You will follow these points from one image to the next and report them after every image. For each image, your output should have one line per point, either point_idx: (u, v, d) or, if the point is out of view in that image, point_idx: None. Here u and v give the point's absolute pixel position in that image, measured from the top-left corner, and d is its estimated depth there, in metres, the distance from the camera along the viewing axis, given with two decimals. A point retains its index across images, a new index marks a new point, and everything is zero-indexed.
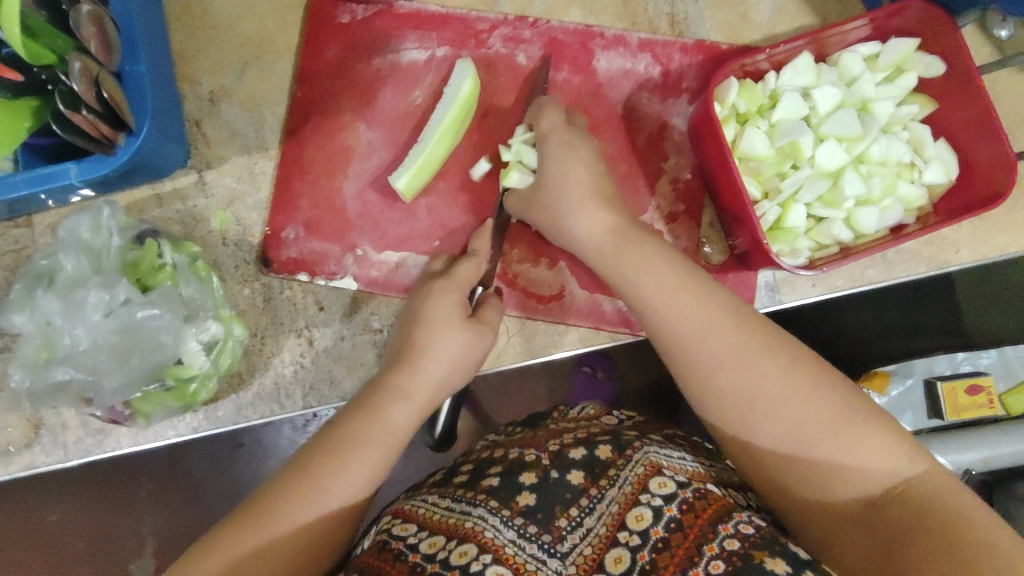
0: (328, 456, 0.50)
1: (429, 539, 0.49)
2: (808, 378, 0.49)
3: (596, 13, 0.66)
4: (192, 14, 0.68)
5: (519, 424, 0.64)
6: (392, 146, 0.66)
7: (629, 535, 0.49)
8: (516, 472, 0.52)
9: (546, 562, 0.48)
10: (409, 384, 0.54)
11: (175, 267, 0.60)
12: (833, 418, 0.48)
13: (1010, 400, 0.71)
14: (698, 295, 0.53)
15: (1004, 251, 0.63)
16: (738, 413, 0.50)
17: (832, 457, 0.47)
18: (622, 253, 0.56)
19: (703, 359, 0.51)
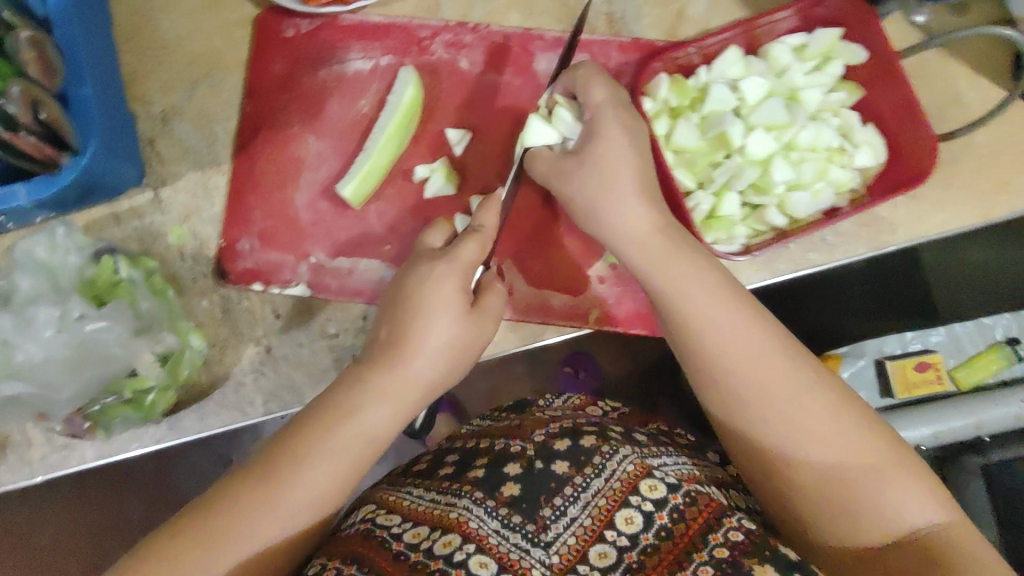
0: (296, 458, 0.49)
1: (413, 529, 0.51)
2: (856, 419, 0.49)
3: (535, 16, 0.68)
4: (141, 36, 0.69)
5: (505, 410, 0.68)
6: (341, 155, 0.68)
7: (617, 535, 0.51)
8: (503, 464, 0.55)
9: (530, 552, 0.50)
10: (395, 388, 0.52)
11: (131, 283, 0.62)
12: (872, 458, 0.48)
13: (960, 375, 0.73)
14: (751, 324, 0.51)
15: (943, 230, 0.64)
16: (787, 446, 0.49)
17: (869, 494, 0.47)
18: (657, 262, 0.54)
19: (753, 383, 0.50)
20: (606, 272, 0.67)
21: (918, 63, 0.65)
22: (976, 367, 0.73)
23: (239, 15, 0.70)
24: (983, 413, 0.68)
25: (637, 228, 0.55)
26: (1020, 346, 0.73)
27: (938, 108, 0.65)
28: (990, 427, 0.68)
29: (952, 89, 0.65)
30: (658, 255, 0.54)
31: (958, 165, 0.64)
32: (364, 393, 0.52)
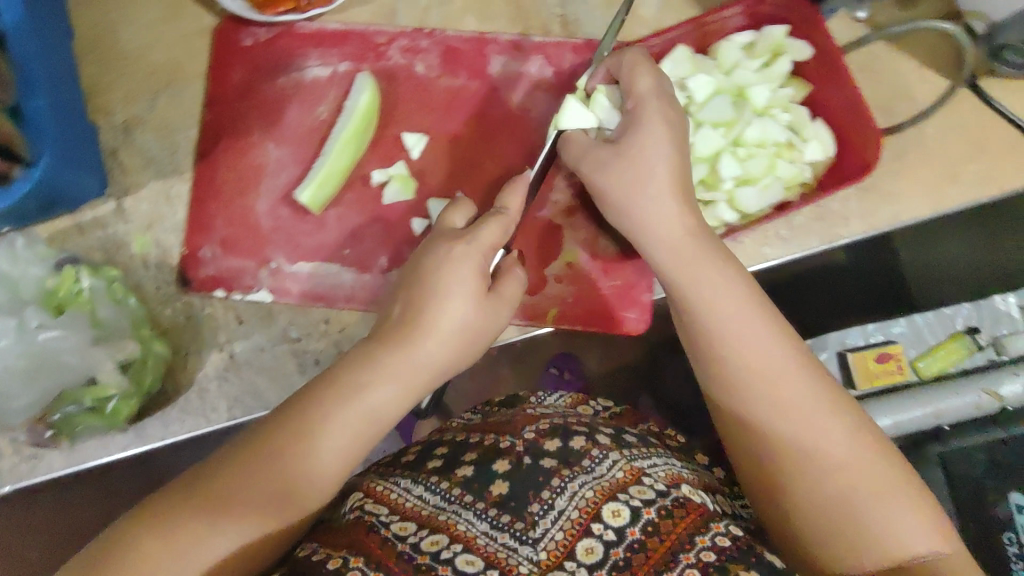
0: (299, 434, 0.49)
1: (400, 523, 0.50)
2: (869, 440, 0.49)
3: (490, 20, 0.69)
4: (103, 48, 0.70)
5: (498, 405, 0.66)
6: (300, 161, 0.68)
7: (603, 528, 0.49)
8: (491, 461, 0.53)
9: (518, 550, 0.48)
10: (405, 367, 0.52)
11: (92, 293, 0.62)
12: (876, 484, 0.48)
13: (921, 365, 0.74)
14: (776, 337, 0.52)
15: (895, 221, 0.64)
16: (800, 460, 0.49)
17: (873, 515, 0.47)
18: (684, 269, 0.55)
19: (773, 393, 0.51)
20: (563, 271, 0.66)
21: (865, 57, 0.66)
22: (939, 356, 0.73)
23: (199, 25, 0.71)
24: (942, 403, 0.69)
25: (671, 230, 0.55)
26: (979, 336, 0.74)
27: (886, 101, 0.65)
28: (950, 417, 0.69)
29: (900, 83, 0.65)
30: (688, 255, 0.55)
31: (906, 157, 0.65)
32: (372, 371, 0.52)
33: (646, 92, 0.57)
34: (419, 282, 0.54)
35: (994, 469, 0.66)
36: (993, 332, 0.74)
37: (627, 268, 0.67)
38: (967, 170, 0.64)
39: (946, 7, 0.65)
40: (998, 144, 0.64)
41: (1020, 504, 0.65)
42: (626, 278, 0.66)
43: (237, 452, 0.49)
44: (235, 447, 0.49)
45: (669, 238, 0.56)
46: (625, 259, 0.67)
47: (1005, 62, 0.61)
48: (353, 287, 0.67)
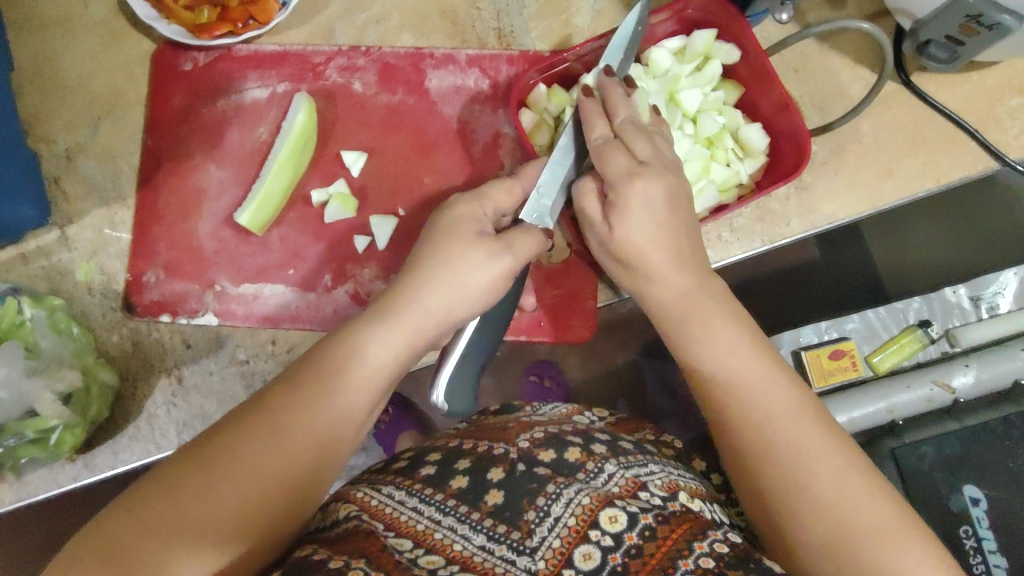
0: (306, 404, 0.47)
1: (395, 538, 0.45)
2: (868, 478, 0.45)
3: (427, 35, 0.70)
4: (44, 76, 0.70)
5: (490, 413, 0.62)
6: (242, 182, 0.69)
7: (601, 534, 0.46)
8: (484, 469, 0.49)
9: (515, 562, 0.45)
10: (408, 319, 0.51)
11: (35, 323, 0.61)
12: (883, 521, 0.43)
13: (876, 360, 0.72)
14: (771, 371, 0.49)
15: (833, 219, 0.65)
16: (799, 494, 0.44)
17: (874, 557, 0.42)
18: (687, 320, 0.51)
19: (768, 434, 0.46)
20: None
21: (798, 57, 0.66)
22: (892, 351, 0.71)
23: (138, 51, 0.71)
24: (894, 397, 0.67)
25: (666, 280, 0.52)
26: (931, 329, 0.72)
27: (821, 100, 0.66)
28: (902, 412, 0.67)
29: (834, 82, 0.66)
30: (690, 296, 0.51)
31: (845, 154, 0.65)
32: (377, 328, 0.50)
33: (620, 174, 0.52)
34: (413, 268, 0.53)
35: (945, 463, 0.66)
36: (946, 325, 0.72)
37: (570, 276, 0.66)
38: (905, 163, 0.65)
39: (875, 6, 0.66)
40: (933, 137, 0.65)
41: (974, 496, 0.65)
42: (571, 286, 0.66)
43: (243, 424, 0.45)
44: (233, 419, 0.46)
45: (665, 296, 0.52)
46: (568, 267, 0.66)
47: (930, 56, 0.62)
48: (298, 307, 0.67)
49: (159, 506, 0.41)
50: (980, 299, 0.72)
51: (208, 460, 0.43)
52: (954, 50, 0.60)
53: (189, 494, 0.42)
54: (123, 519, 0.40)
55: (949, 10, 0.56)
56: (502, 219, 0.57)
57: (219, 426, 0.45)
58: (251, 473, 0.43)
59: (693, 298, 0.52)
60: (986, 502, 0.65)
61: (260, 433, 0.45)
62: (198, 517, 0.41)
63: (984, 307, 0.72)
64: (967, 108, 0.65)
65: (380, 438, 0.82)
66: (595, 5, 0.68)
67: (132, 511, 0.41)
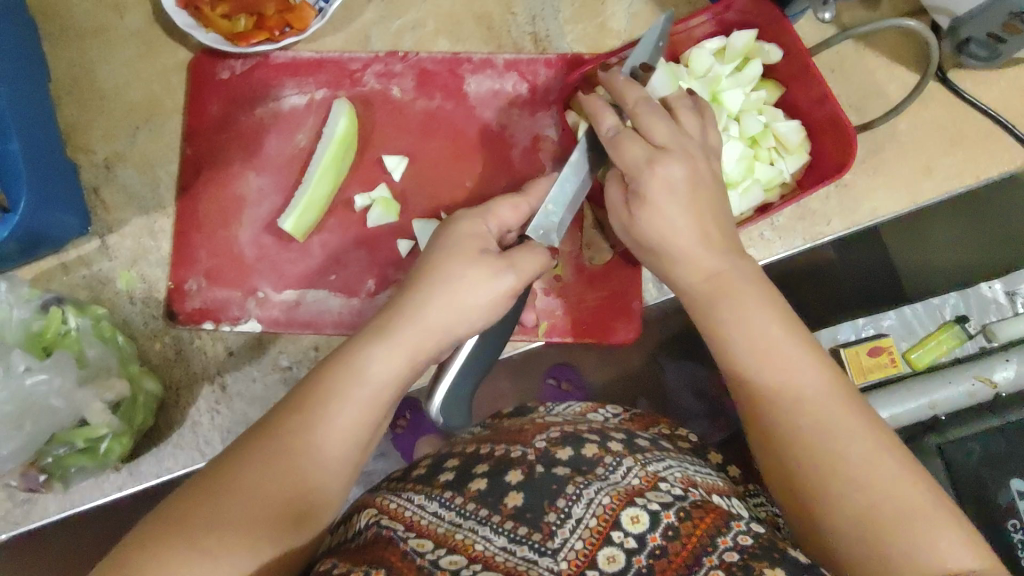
0: (312, 420, 0.46)
1: (416, 539, 0.46)
2: (905, 465, 0.44)
3: (463, 41, 0.70)
4: (81, 87, 0.71)
5: (505, 416, 0.62)
6: (282, 189, 0.69)
7: (624, 535, 0.46)
8: (502, 471, 0.49)
9: (538, 562, 0.44)
10: (412, 337, 0.50)
11: (80, 332, 0.61)
12: (915, 507, 0.43)
13: (913, 357, 0.72)
14: (802, 353, 0.48)
15: (873, 217, 0.66)
16: (834, 474, 0.44)
17: (916, 542, 0.42)
18: (715, 301, 0.51)
19: (808, 412, 0.46)
20: (550, 285, 0.66)
21: (836, 58, 0.67)
22: (929, 348, 0.71)
23: (175, 60, 0.71)
24: (936, 394, 0.67)
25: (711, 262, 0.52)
26: (968, 324, 0.72)
27: (858, 99, 0.66)
28: (945, 407, 0.67)
29: (871, 82, 0.66)
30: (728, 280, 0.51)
31: (883, 153, 0.66)
32: (378, 347, 0.49)
33: (639, 165, 0.52)
34: (422, 275, 0.52)
35: (990, 460, 0.66)
36: (982, 321, 0.72)
37: (613, 278, 0.66)
38: (943, 162, 0.65)
39: (910, 6, 0.66)
40: (971, 134, 0.65)
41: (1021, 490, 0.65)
42: (614, 288, 0.66)
43: (249, 444, 0.45)
44: (244, 438, 0.46)
45: (693, 280, 0.52)
46: (611, 268, 0.66)
47: (970, 54, 0.63)
48: (344, 312, 0.67)
49: (171, 522, 0.41)
50: (1016, 294, 0.72)
51: (217, 478, 0.43)
52: (993, 49, 0.61)
53: (199, 513, 0.42)
54: (139, 538, 0.41)
55: (992, 9, 0.57)
56: (508, 236, 0.57)
57: (233, 445, 0.46)
58: (259, 492, 0.43)
59: (722, 278, 0.52)
60: None
61: (267, 449, 0.45)
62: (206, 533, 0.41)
63: (1020, 301, 0.72)
64: (1003, 106, 0.65)
65: (398, 443, 0.82)
66: (630, 9, 0.69)
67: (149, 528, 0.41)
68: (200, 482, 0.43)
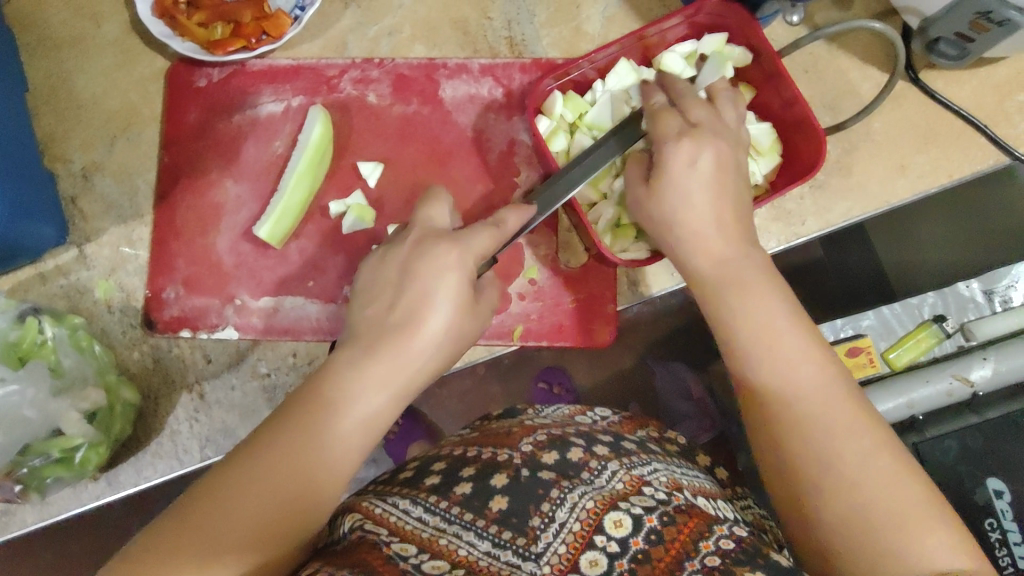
0: (305, 431, 0.46)
1: (400, 544, 0.45)
2: (895, 464, 0.44)
3: (439, 46, 0.70)
4: (57, 96, 0.71)
5: (492, 418, 0.62)
6: (259, 197, 0.69)
7: (606, 540, 0.46)
8: (488, 476, 0.49)
9: (521, 567, 0.45)
10: (388, 371, 0.49)
11: (56, 341, 0.61)
12: (896, 504, 0.43)
13: (893, 357, 0.72)
14: (807, 343, 0.48)
15: (848, 217, 0.66)
16: (823, 474, 0.44)
17: (893, 544, 0.42)
18: (725, 288, 0.51)
19: (795, 410, 0.46)
20: (526, 288, 0.66)
21: (809, 59, 0.67)
22: (909, 346, 0.71)
23: (152, 69, 0.71)
24: (914, 392, 0.68)
25: (716, 244, 0.52)
26: (946, 323, 0.72)
27: (832, 99, 0.67)
28: (924, 407, 0.68)
29: (844, 82, 0.67)
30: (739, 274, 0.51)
31: (857, 153, 0.66)
32: (373, 363, 0.49)
33: None
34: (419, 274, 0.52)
35: (969, 456, 0.66)
36: (960, 320, 0.72)
37: (590, 280, 0.66)
38: (917, 160, 0.66)
39: (881, 6, 0.67)
40: (944, 133, 0.66)
41: (998, 489, 0.65)
42: (590, 290, 0.66)
43: (224, 472, 0.44)
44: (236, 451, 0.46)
45: (702, 265, 0.52)
46: (586, 272, 0.67)
47: (940, 53, 0.63)
48: (321, 319, 0.67)
49: (165, 535, 0.42)
50: (993, 292, 0.72)
51: (210, 490, 0.44)
52: (963, 48, 0.61)
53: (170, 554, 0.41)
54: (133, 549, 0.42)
55: (959, 8, 0.57)
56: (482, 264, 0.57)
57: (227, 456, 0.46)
58: (252, 503, 0.43)
59: (735, 266, 0.51)
60: (1010, 494, 0.64)
61: (245, 477, 0.44)
62: (197, 545, 0.42)
63: (998, 300, 0.72)
64: (977, 105, 0.66)
65: (389, 449, 0.81)
66: (605, 12, 0.69)
67: (143, 540, 0.42)
68: (195, 495, 0.44)
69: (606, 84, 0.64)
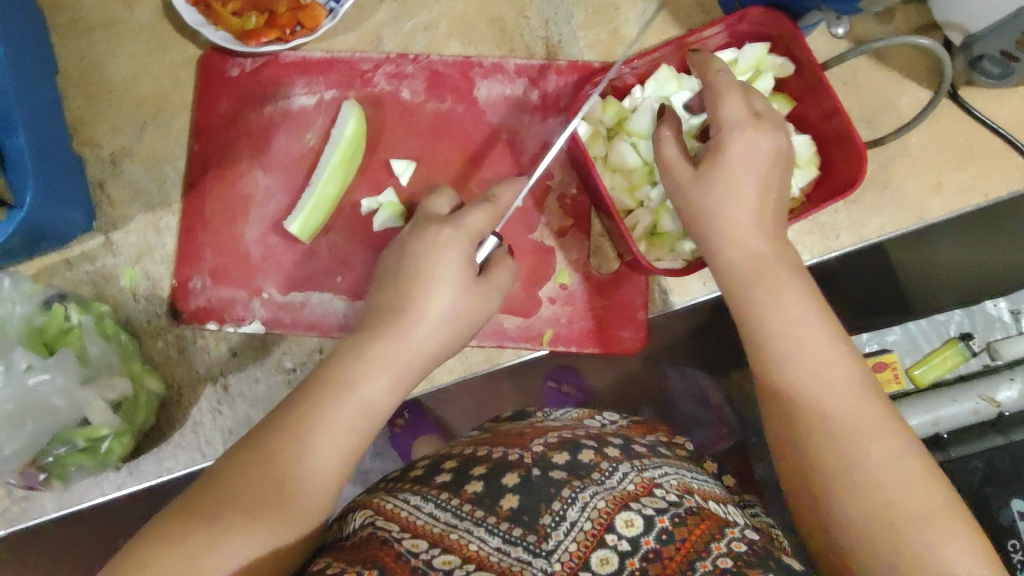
0: (306, 425, 0.46)
1: (411, 540, 0.45)
2: (918, 469, 0.44)
3: (475, 44, 0.70)
4: (88, 80, 0.70)
5: (503, 420, 0.62)
6: (289, 189, 0.68)
7: (618, 539, 0.45)
8: (499, 475, 0.48)
9: (531, 563, 0.44)
10: (388, 355, 0.50)
11: (82, 328, 0.60)
12: (919, 510, 0.42)
13: (918, 373, 0.71)
14: (830, 343, 0.48)
15: (882, 232, 0.66)
16: (842, 476, 0.44)
17: (914, 548, 0.41)
18: (759, 278, 0.50)
19: (812, 413, 0.46)
20: (557, 292, 0.66)
21: (848, 71, 0.67)
22: (934, 364, 0.71)
23: (184, 56, 0.70)
24: (940, 410, 0.68)
25: (753, 247, 0.51)
26: (973, 342, 0.71)
27: (870, 113, 0.66)
28: (948, 425, 0.68)
29: (883, 95, 0.66)
30: (768, 268, 0.50)
31: (894, 168, 0.66)
32: (377, 364, 0.50)
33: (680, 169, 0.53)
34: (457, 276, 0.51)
35: (992, 477, 0.66)
36: (987, 338, 0.71)
37: (620, 286, 0.66)
38: (953, 177, 0.66)
39: (922, 20, 0.67)
40: (981, 151, 0.66)
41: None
42: (621, 296, 0.66)
43: (224, 474, 0.45)
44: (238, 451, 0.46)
45: (736, 259, 0.51)
46: (618, 277, 0.66)
47: (982, 70, 0.63)
48: (347, 316, 0.67)
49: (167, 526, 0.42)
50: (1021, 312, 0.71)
51: (212, 487, 0.44)
52: (1007, 66, 0.61)
53: (168, 554, 0.40)
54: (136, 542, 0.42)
55: (1006, 27, 0.56)
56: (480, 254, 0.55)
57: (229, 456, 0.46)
58: (252, 496, 0.44)
59: (767, 262, 0.51)
60: None
61: (245, 479, 0.44)
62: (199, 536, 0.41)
63: None
64: (1014, 124, 0.66)
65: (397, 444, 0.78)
66: (644, 16, 0.69)
67: (147, 534, 0.42)
68: (199, 492, 0.44)
69: (647, 89, 0.63)
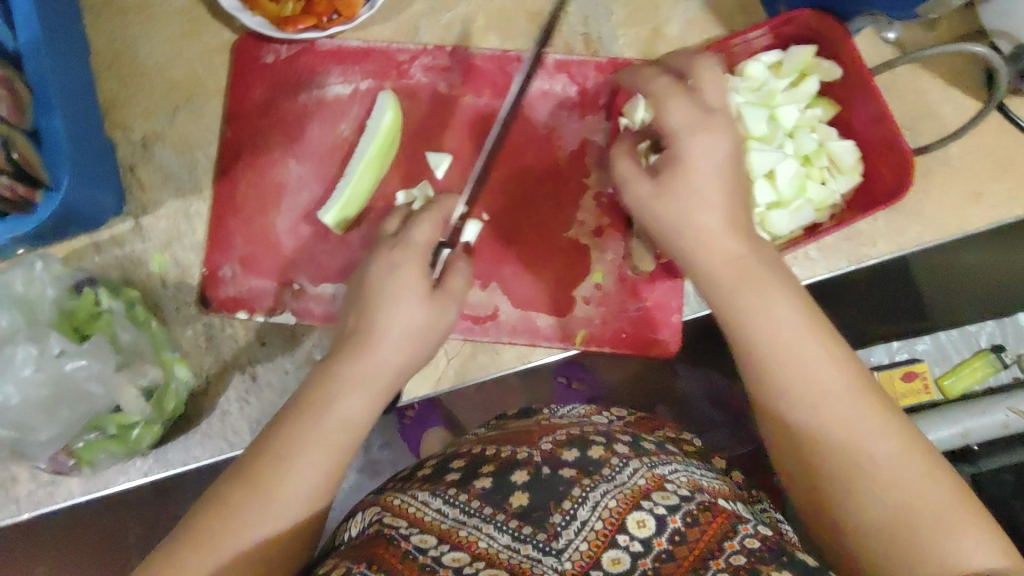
0: (297, 421, 0.47)
1: (419, 535, 0.45)
2: (925, 467, 0.44)
3: (513, 38, 0.69)
4: (120, 61, 0.69)
5: (508, 418, 0.60)
6: (322, 179, 0.68)
7: (629, 539, 0.45)
8: (509, 471, 0.48)
9: (542, 561, 0.44)
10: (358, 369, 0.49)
11: (113, 314, 0.60)
12: (936, 511, 0.42)
13: (947, 384, 0.73)
14: (825, 349, 0.47)
15: (920, 241, 0.65)
16: (852, 483, 0.44)
17: (932, 550, 0.41)
18: (744, 286, 0.48)
19: (814, 424, 0.46)
20: (592, 292, 0.66)
21: (890, 77, 0.66)
22: (962, 374, 0.73)
23: (219, 41, 0.70)
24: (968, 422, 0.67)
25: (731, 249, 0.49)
26: (1004, 354, 0.73)
27: (911, 120, 0.66)
28: (978, 436, 0.67)
29: (925, 103, 0.66)
30: (756, 271, 0.49)
31: (933, 177, 0.65)
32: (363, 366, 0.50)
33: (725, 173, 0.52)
34: None
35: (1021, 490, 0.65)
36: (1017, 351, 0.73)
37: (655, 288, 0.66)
38: (991, 188, 0.65)
39: (965, 29, 0.66)
40: None
41: None
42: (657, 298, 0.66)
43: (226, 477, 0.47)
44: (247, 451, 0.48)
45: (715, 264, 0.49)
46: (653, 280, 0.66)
47: None
48: None
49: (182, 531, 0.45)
50: None
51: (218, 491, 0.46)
52: None
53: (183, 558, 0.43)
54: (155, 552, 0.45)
55: None
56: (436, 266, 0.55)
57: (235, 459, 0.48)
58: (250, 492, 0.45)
59: (747, 263, 0.49)
60: None
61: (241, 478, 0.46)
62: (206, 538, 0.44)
63: None
64: None
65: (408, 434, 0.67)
66: (685, 14, 0.68)
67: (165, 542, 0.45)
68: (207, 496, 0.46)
69: None
